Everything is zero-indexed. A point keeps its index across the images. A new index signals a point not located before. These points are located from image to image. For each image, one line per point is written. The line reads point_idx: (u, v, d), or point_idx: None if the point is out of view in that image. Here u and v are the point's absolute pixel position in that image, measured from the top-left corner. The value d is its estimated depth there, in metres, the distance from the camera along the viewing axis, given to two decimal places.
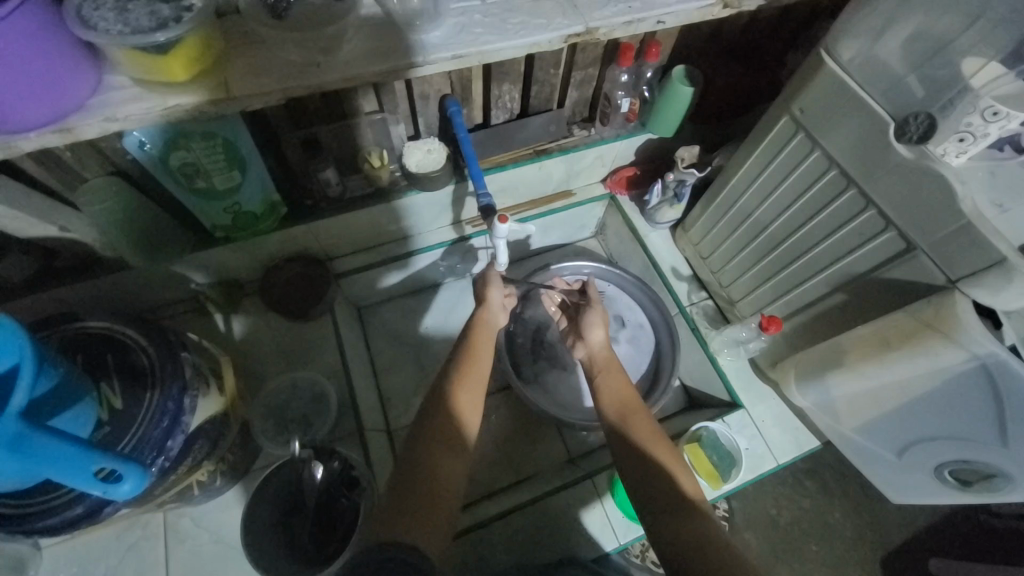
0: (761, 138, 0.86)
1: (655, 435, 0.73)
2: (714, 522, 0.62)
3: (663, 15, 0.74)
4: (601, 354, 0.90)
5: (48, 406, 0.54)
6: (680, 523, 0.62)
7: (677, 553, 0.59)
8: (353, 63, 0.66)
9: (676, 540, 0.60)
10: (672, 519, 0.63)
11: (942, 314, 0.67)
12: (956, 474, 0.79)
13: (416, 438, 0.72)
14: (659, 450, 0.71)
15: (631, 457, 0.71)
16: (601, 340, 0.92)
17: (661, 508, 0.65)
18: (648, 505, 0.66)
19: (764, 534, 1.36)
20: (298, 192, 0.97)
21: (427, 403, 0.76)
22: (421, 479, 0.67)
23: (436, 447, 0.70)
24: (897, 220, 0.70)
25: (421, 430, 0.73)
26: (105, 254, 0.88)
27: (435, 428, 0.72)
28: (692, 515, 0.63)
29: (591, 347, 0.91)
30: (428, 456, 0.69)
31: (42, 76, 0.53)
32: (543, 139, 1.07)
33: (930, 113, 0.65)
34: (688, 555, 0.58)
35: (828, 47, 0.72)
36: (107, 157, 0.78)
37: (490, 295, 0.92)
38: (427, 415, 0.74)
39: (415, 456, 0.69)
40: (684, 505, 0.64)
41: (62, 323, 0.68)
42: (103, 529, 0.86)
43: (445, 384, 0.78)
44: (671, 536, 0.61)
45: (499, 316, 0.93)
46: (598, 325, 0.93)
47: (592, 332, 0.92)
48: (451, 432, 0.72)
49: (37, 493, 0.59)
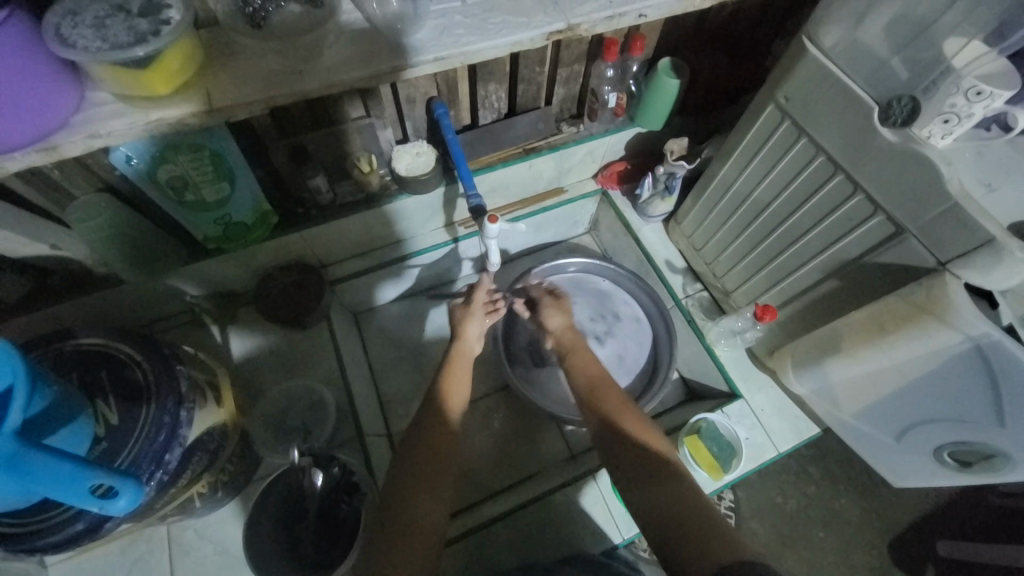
0: (749, 127, 0.86)
1: (625, 406, 0.76)
2: (695, 489, 0.64)
3: (645, 9, 0.74)
4: (565, 337, 0.91)
5: (43, 424, 0.54)
6: (669, 493, 0.63)
7: (663, 531, 0.60)
8: (336, 69, 0.66)
9: (662, 510, 0.62)
10: (653, 492, 0.64)
11: (933, 296, 0.67)
12: (955, 456, 0.79)
13: (404, 461, 0.71)
14: (627, 419, 0.74)
15: (610, 436, 0.73)
16: (561, 322, 0.93)
17: (642, 481, 0.66)
18: (632, 480, 0.68)
19: (770, 523, 1.36)
20: (289, 200, 0.97)
21: (414, 428, 0.75)
22: (406, 519, 0.65)
23: (430, 453, 0.72)
24: (886, 204, 0.70)
25: (417, 441, 0.73)
26: (98, 271, 0.88)
27: (424, 452, 0.72)
28: (670, 481, 0.65)
29: (555, 333, 0.92)
30: (406, 497, 0.67)
31: (22, 95, 0.53)
32: (531, 137, 1.07)
33: (914, 96, 0.65)
34: (676, 525, 0.59)
35: (810, 34, 0.72)
36: (95, 174, 0.78)
37: (465, 329, 0.89)
38: (418, 432, 0.74)
39: (399, 487, 0.68)
40: (658, 475, 0.66)
41: (56, 341, 0.68)
42: (107, 544, 0.86)
43: (426, 416, 0.76)
44: (657, 508, 0.62)
45: (476, 346, 0.90)
46: (556, 309, 0.94)
47: (550, 317, 0.93)
48: (435, 445, 0.73)
49: (38, 511, 0.59)
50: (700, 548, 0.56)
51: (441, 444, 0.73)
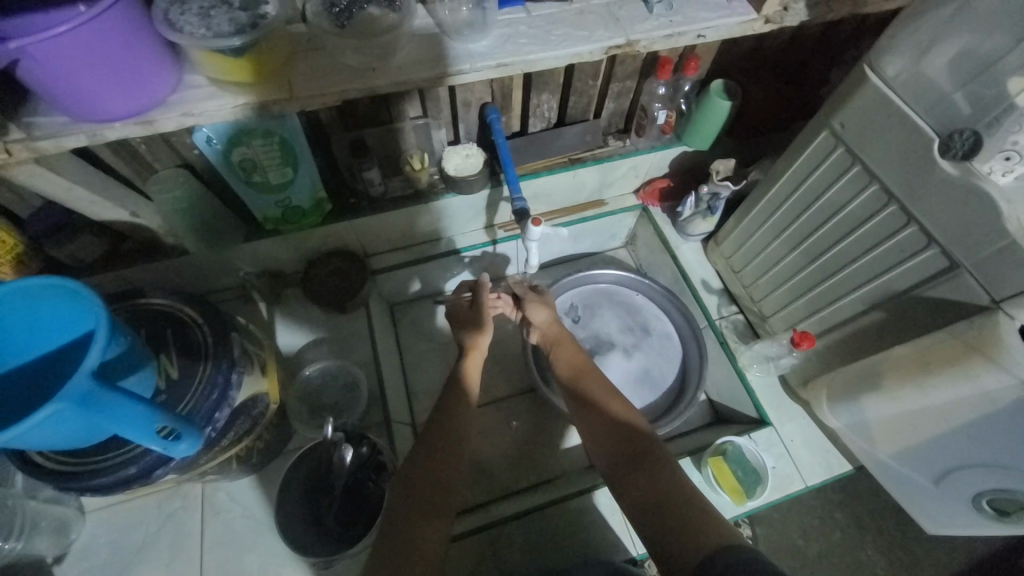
0: (799, 151, 0.86)
1: (610, 394, 0.80)
2: (677, 472, 0.67)
3: (703, 29, 0.76)
4: (551, 330, 0.94)
5: (118, 370, 0.60)
6: (659, 479, 0.67)
7: (655, 519, 0.63)
8: (405, 69, 0.70)
9: (649, 498, 0.65)
10: (646, 478, 0.68)
11: (983, 335, 0.65)
12: (993, 504, 0.76)
13: (414, 465, 0.72)
14: (613, 402, 0.79)
15: (600, 426, 0.77)
16: (545, 317, 0.95)
17: (634, 470, 0.70)
18: (621, 467, 0.71)
19: (790, 564, 1.31)
20: (344, 191, 1.03)
21: (429, 428, 0.76)
22: (406, 544, 0.64)
23: (440, 445, 0.74)
24: (940, 237, 0.69)
25: (439, 428, 0.76)
26: (166, 240, 0.95)
27: (441, 447, 0.74)
28: (655, 468, 0.68)
29: (542, 328, 0.95)
30: (409, 525, 0.66)
31: (128, 72, 0.59)
32: (578, 148, 1.10)
33: (976, 130, 0.64)
34: (666, 511, 0.63)
35: (871, 63, 0.72)
36: (175, 151, 0.86)
37: (479, 338, 0.89)
38: (432, 431, 0.76)
39: (407, 510, 0.68)
40: (646, 460, 0.70)
41: (129, 298, 0.74)
42: (146, 496, 0.92)
43: (439, 424, 0.77)
44: (643, 492, 0.66)
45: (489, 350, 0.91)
46: (540, 304, 0.95)
47: (535, 313, 0.94)
48: (451, 444, 0.75)
49: (99, 452, 0.65)
50: (688, 534, 0.59)
51: (452, 444, 0.75)
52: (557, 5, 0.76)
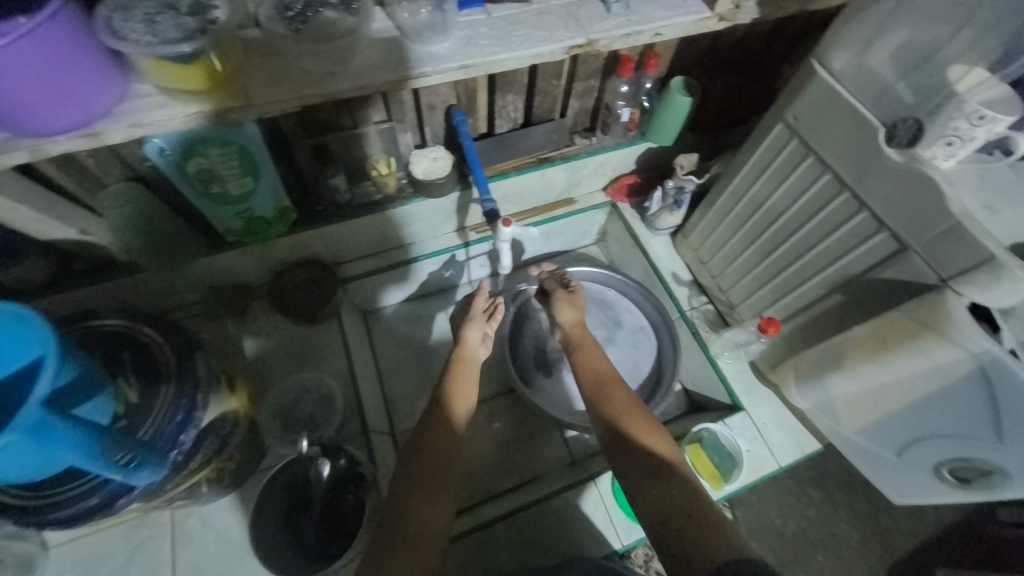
0: (757, 144, 0.90)
1: (629, 404, 0.78)
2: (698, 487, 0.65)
3: (661, 28, 0.77)
4: (573, 332, 0.95)
5: (71, 397, 0.56)
6: (671, 489, 0.65)
7: (666, 528, 0.61)
8: (365, 73, 0.69)
9: (659, 506, 0.63)
10: (660, 487, 0.66)
11: (934, 312, 0.69)
12: (954, 472, 0.80)
13: (407, 464, 0.72)
14: (635, 419, 0.76)
15: (613, 437, 0.74)
16: (572, 317, 0.96)
17: (647, 478, 0.67)
18: (637, 478, 0.68)
19: (770, 543, 1.35)
20: (309, 199, 1.00)
21: (419, 431, 0.77)
22: (403, 520, 0.66)
23: (432, 452, 0.73)
24: (890, 222, 0.72)
25: (427, 437, 0.75)
26: (120, 257, 0.90)
27: (429, 448, 0.74)
28: (667, 477, 0.67)
29: (565, 327, 0.96)
30: (410, 502, 0.68)
31: (70, 83, 0.56)
32: (545, 148, 1.10)
33: (918, 118, 0.68)
34: (675, 519, 0.61)
35: (820, 57, 0.75)
36: (127, 164, 0.82)
37: (466, 331, 0.90)
38: (423, 433, 0.76)
39: (400, 498, 0.68)
40: (663, 470, 0.68)
41: (81, 321, 0.71)
42: (111, 528, 0.87)
43: (431, 423, 0.78)
44: (656, 504, 0.64)
45: (480, 350, 0.90)
46: (567, 304, 0.98)
47: (562, 312, 0.97)
48: (442, 443, 0.75)
49: (55, 484, 0.61)
50: (694, 539, 0.57)
51: (445, 445, 0.75)
52: (517, 6, 0.76)
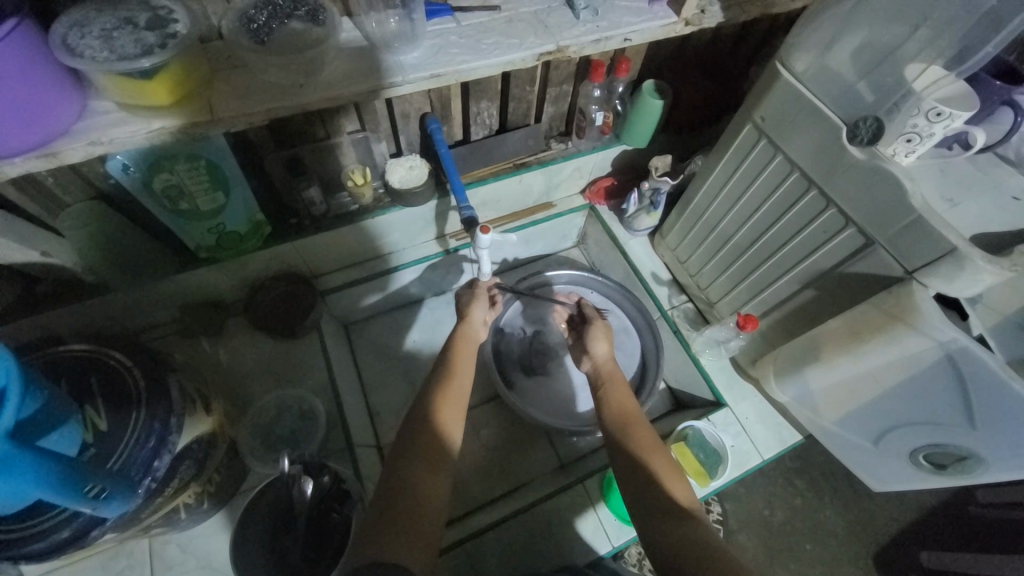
0: (729, 143, 0.91)
1: (654, 446, 0.73)
2: (705, 527, 0.62)
3: (629, 33, 0.78)
4: (605, 366, 0.90)
5: (35, 428, 0.54)
6: (689, 532, 0.61)
7: (672, 560, 0.58)
8: (335, 84, 0.68)
9: (676, 545, 0.60)
10: (672, 526, 0.62)
11: (902, 303, 0.71)
12: (930, 458, 0.82)
13: (402, 443, 0.72)
14: (656, 459, 0.71)
15: (633, 474, 0.70)
16: (605, 352, 0.92)
17: (661, 516, 0.64)
18: (649, 517, 0.65)
19: (758, 535, 1.37)
20: (284, 211, 0.99)
21: (411, 418, 0.76)
22: (406, 491, 0.66)
23: (421, 459, 0.70)
24: (855, 217, 0.74)
25: (418, 432, 0.73)
26: (87, 278, 0.88)
27: (424, 440, 0.72)
28: (687, 519, 0.63)
29: (597, 360, 0.92)
30: (409, 483, 0.67)
31: (25, 103, 0.54)
32: (521, 153, 1.11)
33: (878, 117, 0.70)
34: (685, 556, 0.58)
35: (783, 59, 0.77)
36: (89, 182, 0.79)
37: (472, 310, 0.92)
38: (413, 423, 0.75)
39: (398, 470, 0.68)
40: (677, 513, 0.64)
41: (47, 346, 0.69)
42: (87, 558, 0.84)
43: (427, 401, 0.78)
44: (666, 540, 0.61)
45: (480, 331, 0.93)
46: (602, 338, 0.94)
47: (595, 344, 0.93)
48: (435, 436, 0.74)
49: (20, 519, 0.59)
50: None
51: (441, 434, 0.74)
52: (486, 14, 0.77)
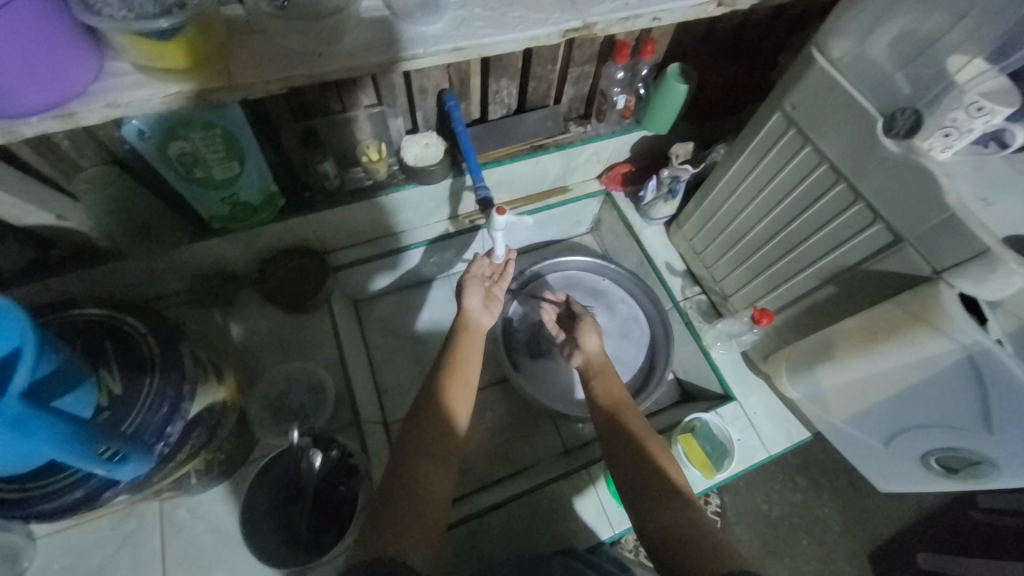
0: (756, 132, 0.88)
1: (646, 432, 0.75)
2: (697, 511, 0.63)
3: (660, 12, 0.75)
4: (596, 359, 0.90)
5: (50, 389, 0.55)
6: (683, 516, 0.62)
7: (664, 544, 0.60)
8: (355, 53, 0.66)
9: (669, 529, 0.61)
10: (662, 510, 0.63)
11: (926, 304, 0.69)
12: (942, 462, 0.82)
13: (409, 431, 0.72)
14: (649, 445, 0.72)
15: (628, 461, 0.71)
16: (597, 345, 0.92)
17: (651, 500, 0.65)
18: (640, 501, 0.66)
19: (756, 529, 1.38)
20: (297, 184, 0.98)
21: (420, 401, 0.75)
22: (410, 485, 0.65)
23: (427, 451, 0.69)
24: (885, 213, 0.72)
25: (423, 423, 0.72)
26: (101, 244, 0.87)
27: (432, 423, 0.72)
28: (677, 502, 0.64)
29: (588, 354, 0.92)
30: (412, 475, 0.66)
31: (42, 60, 0.53)
32: (540, 135, 1.08)
33: (917, 109, 0.68)
34: (675, 540, 0.59)
35: (819, 45, 0.74)
36: (104, 147, 0.79)
37: (466, 299, 0.88)
38: (420, 410, 0.74)
39: (403, 462, 0.68)
40: (669, 495, 0.65)
41: (62, 309, 0.69)
42: (98, 519, 0.85)
43: (434, 386, 0.77)
44: (658, 525, 0.62)
45: (483, 318, 0.90)
46: (592, 331, 0.94)
47: (587, 338, 0.93)
48: (445, 422, 0.73)
49: (35, 478, 0.60)
50: (699, 559, 0.55)
51: (449, 421, 0.74)
52: None
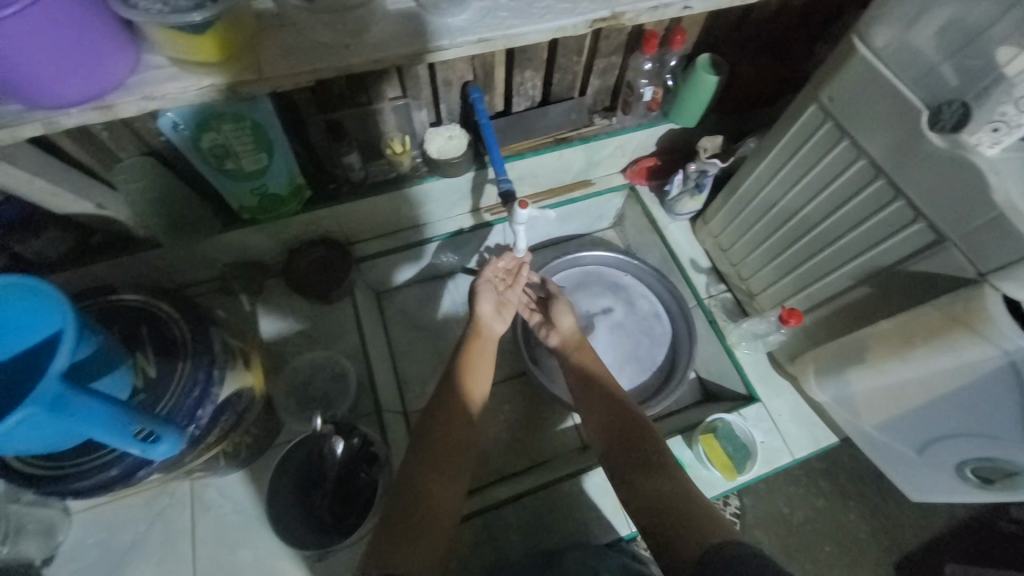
0: (789, 125, 0.85)
1: (622, 406, 0.82)
2: (681, 479, 0.70)
3: (691, 0, 0.73)
4: (573, 338, 0.96)
5: (89, 370, 0.57)
6: (670, 486, 0.69)
7: (654, 516, 0.66)
8: (381, 46, 0.67)
9: (656, 501, 0.67)
10: (649, 483, 0.70)
11: (970, 308, 0.65)
12: (977, 472, 0.78)
13: (423, 433, 0.71)
14: (628, 419, 0.80)
15: (614, 438, 0.78)
16: (571, 324, 0.98)
17: (641, 473, 0.72)
18: (629, 477, 0.73)
19: (776, 533, 1.35)
20: (323, 176, 0.99)
21: (435, 401, 0.76)
22: (418, 490, 0.64)
23: (439, 457, 0.69)
24: (928, 211, 0.69)
25: (435, 424, 0.72)
26: (138, 233, 0.91)
27: (445, 421, 0.72)
28: (663, 472, 0.71)
29: (563, 333, 0.98)
30: (422, 478, 0.66)
31: (81, 54, 0.55)
32: (563, 127, 1.06)
33: (965, 101, 0.63)
34: (663, 513, 0.65)
35: (860, 33, 0.70)
36: (141, 138, 0.81)
37: (479, 306, 0.89)
38: (433, 413, 0.74)
39: (414, 465, 0.67)
40: (657, 467, 0.72)
41: (101, 295, 0.72)
42: (133, 495, 0.89)
43: (450, 387, 0.77)
44: (647, 497, 0.68)
45: (496, 325, 0.90)
46: (566, 309, 0.99)
47: (562, 317, 0.98)
48: (461, 420, 0.74)
49: (76, 455, 0.63)
50: (685, 529, 0.62)
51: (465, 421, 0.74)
52: None
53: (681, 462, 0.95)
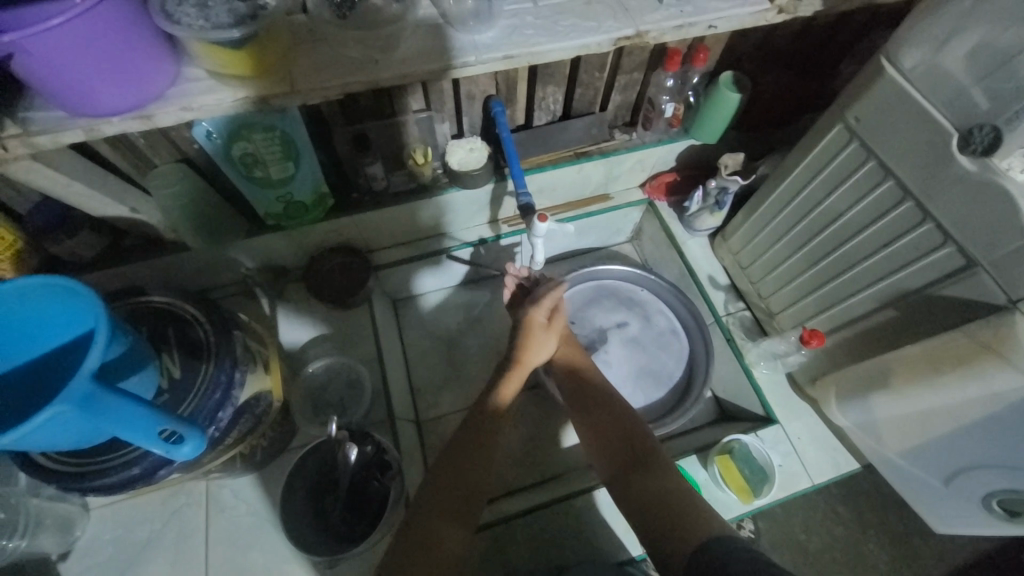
0: (813, 144, 0.84)
1: (604, 402, 0.86)
2: (670, 476, 0.74)
3: (715, 20, 0.73)
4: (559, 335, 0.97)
5: (118, 370, 0.59)
6: (661, 484, 0.72)
7: (646, 513, 0.70)
8: (409, 62, 0.68)
9: (647, 499, 0.71)
10: (640, 479, 0.74)
11: (1000, 335, 0.64)
12: (1004, 505, 0.75)
13: (432, 488, 0.72)
14: (613, 415, 0.83)
15: (602, 433, 0.82)
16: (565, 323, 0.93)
17: (632, 470, 0.76)
18: (618, 475, 0.77)
19: (792, 559, 1.31)
20: (346, 185, 1.01)
21: (450, 445, 0.77)
22: (429, 554, 0.66)
23: (448, 513, 0.70)
24: (958, 235, 0.67)
25: (446, 463, 0.75)
26: (167, 236, 0.94)
27: (462, 448, 0.76)
28: (654, 469, 0.75)
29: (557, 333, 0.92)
30: (425, 526, 0.68)
31: (124, 66, 0.57)
32: (583, 141, 1.07)
33: (997, 125, 0.61)
34: (656, 511, 0.69)
35: (889, 54, 0.70)
36: (175, 145, 0.84)
37: (528, 353, 0.87)
38: (442, 465, 0.75)
39: (423, 520, 0.69)
40: (646, 463, 0.76)
41: (130, 296, 0.74)
42: (150, 494, 0.91)
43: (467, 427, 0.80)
44: (638, 494, 0.72)
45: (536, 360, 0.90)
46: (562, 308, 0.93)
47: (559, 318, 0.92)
48: (473, 445, 0.77)
49: (101, 452, 0.64)
50: (677, 527, 0.66)
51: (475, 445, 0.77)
52: None
53: (696, 482, 0.93)
